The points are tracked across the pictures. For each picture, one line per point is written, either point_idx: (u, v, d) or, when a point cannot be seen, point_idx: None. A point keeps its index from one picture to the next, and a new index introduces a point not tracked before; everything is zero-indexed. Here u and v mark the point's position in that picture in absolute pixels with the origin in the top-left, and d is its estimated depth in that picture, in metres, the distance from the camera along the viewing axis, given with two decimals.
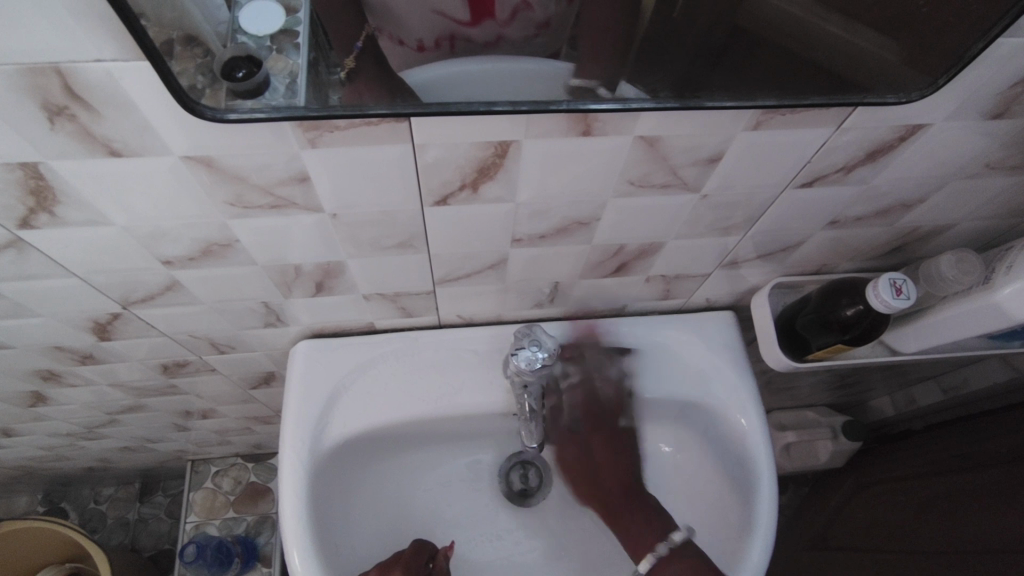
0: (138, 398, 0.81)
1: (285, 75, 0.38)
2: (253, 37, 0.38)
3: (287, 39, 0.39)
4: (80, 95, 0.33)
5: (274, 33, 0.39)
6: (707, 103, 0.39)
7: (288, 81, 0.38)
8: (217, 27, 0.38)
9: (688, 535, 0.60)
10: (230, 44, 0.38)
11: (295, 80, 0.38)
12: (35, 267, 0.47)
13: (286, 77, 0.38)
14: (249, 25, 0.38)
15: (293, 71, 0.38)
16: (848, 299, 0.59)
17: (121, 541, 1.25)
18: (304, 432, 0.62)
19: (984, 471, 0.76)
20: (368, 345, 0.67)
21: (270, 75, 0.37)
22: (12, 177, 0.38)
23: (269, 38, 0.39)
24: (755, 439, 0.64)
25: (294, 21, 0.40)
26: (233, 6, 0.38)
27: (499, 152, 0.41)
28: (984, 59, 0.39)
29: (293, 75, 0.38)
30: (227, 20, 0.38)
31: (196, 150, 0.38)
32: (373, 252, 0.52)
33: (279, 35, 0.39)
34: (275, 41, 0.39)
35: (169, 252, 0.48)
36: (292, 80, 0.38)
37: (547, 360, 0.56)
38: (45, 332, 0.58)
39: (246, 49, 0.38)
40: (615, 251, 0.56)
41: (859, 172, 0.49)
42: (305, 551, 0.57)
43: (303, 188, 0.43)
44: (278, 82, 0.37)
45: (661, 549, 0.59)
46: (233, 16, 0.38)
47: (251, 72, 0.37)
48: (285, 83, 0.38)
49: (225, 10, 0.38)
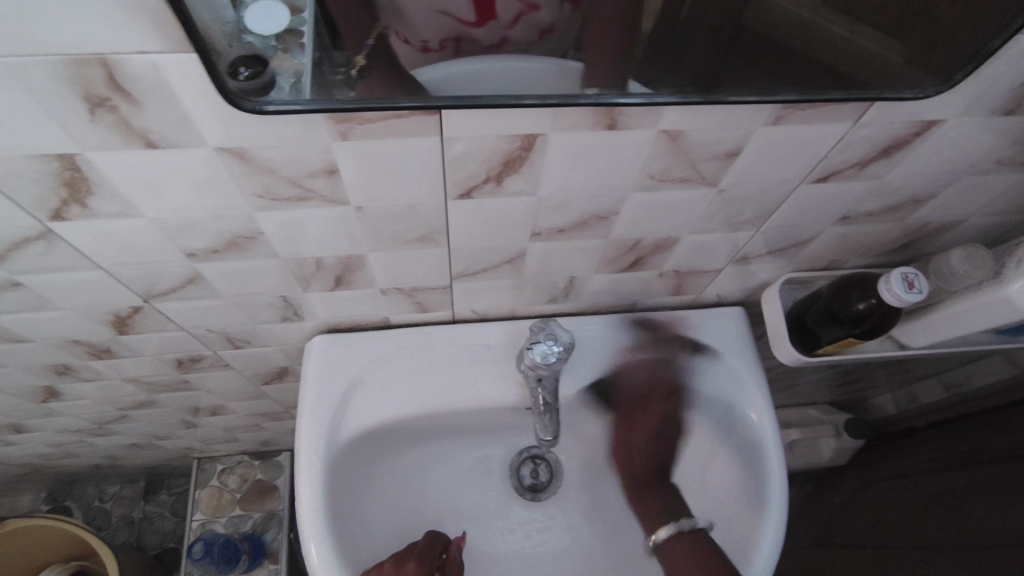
0: (150, 394, 0.81)
1: (291, 74, 0.38)
2: (259, 37, 0.39)
3: (292, 38, 0.40)
4: (121, 86, 0.34)
5: (279, 33, 0.40)
6: (730, 97, 0.40)
7: (293, 80, 0.38)
8: (224, 26, 0.36)
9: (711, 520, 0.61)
10: (236, 43, 0.37)
11: (301, 79, 0.38)
12: (62, 259, 0.48)
13: (291, 77, 0.38)
14: (256, 26, 0.38)
15: (299, 71, 0.39)
16: (859, 293, 0.60)
17: (126, 539, 1.25)
18: (320, 426, 0.62)
19: (989, 467, 0.76)
20: (383, 340, 0.68)
21: (276, 74, 0.38)
22: (49, 168, 0.38)
23: (274, 38, 0.39)
24: (765, 435, 0.65)
25: (299, 20, 0.40)
26: (237, 6, 0.38)
27: (524, 145, 0.42)
28: (998, 58, 0.40)
29: (299, 75, 0.38)
30: (234, 20, 0.37)
31: (230, 142, 0.39)
32: (393, 246, 0.52)
33: (284, 35, 0.40)
34: (281, 40, 0.40)
35: (193, 244, 0.48)
36: (297, 80, 0.38)
37: (563, 354, 0.57)
38: (64, 325, 0.59)
39: (254, 48, 0.38)
40: (631, 245, 0.57)
41: (874, 168, 0.50)
42: (323, 543, 0.58)
43: (330, 181, 0.43)
44: (284, 80, 0.38)
45: (686, 525, 0.60)
46: (238, 16, 0.38)
47: (258, 71, 0.37)
48: (290, 81, 0.38)
49: (231, 8, 0.37)
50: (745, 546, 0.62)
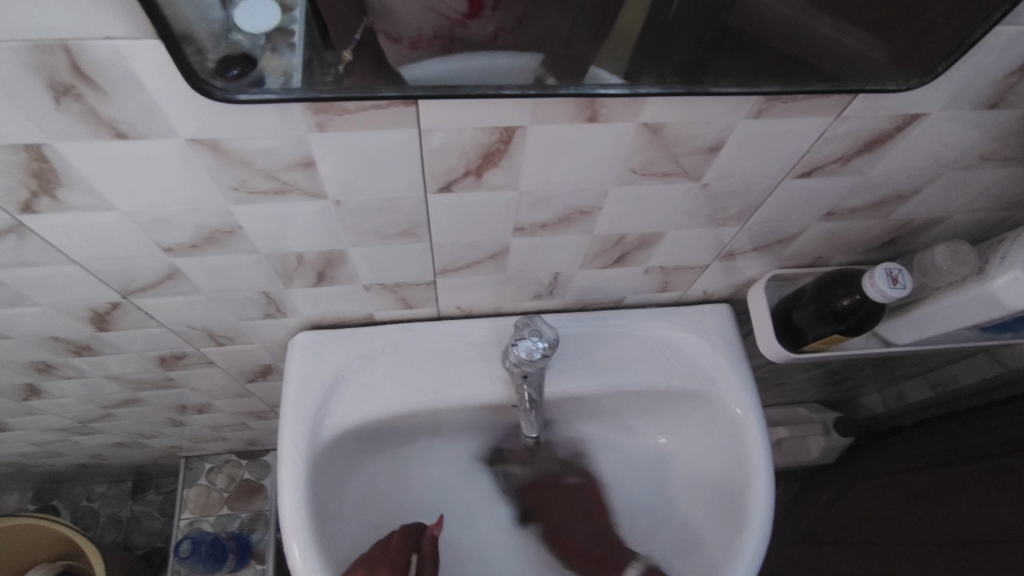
0: (134, 392, 0.80)
1: (280, 75, 0.37)
2: (247, 36, 0.37)
3: (282, 38, 0.38)
4: (86, 73, 0.33)
5: (269, 32, 0.38)
6: (713, 88, 0.40)
7: (282, 81, 0.36)
8: (210, 25, 0.36)
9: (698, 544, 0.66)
10: (223, 43, 0.36)
11: (290, 79, 0.37)
12: (35, 253, 0.47)
13: (280, 77, 0.37)
14: (246, 24, 0.37)
15: (288, 71, 0.37)
16: (843, 289, 0.60)
17: (113, 539, 1.24)
18: (302, 424, 0.61)
19: (975, 464, 0.76)
20: (367, 338, 0.67)
21: (263, 75, 0.36)
22: (16, 159, 0.38)
23: (263, 37, 0.38)
24: (750, 425, 0.65)
25: (288, 19, 0.38)
26: (226, 4, 0.37)
27: (504, 137, 0.42)
28: (981, 48, 0.40)
29: (288, 76, 0.37)
30: (221, 19, 0.37)
31: (204, 133, 0.38)
32: (375, 241, 0.52)
33: (274, 34, 0.38)
34: (270, 40, 0.38)
35: (170, 239, 0.48)
36: (286, 80, 0.36)
37: (548, 350, 0.57)
38: (42, 321, 0.58)
39: (240, 48, 0.37)
40: (616, 241, 0.57)
41: (858, 162, 0.50)
42: (306, 542, 0.57)
43: (307, 174, 0.43)
44: (272, 81, 0.36)
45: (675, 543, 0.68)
46: (226, 15, 0.37)
47: (245, 72, 0.36)
48: (278, 82, 0.36)
49: (218, 7, 0.36)
50: (731, 541, 0.62)
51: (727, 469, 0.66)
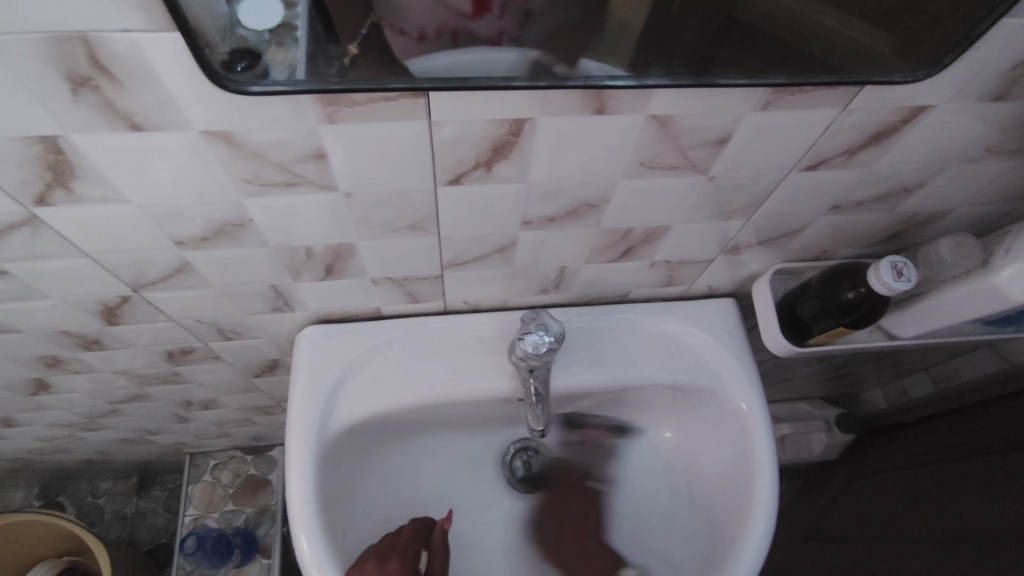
0: (141, 387, 0.81)
1: (284, 68, 0.37)
2: (253, 31, 0.38)
3: (287, 32, 0.39)
4: (103, 65, 0.33)
5: (273, 27, 0.38)
6: (721, 80, 0.40)
7: (288, 73, 0.37)
8: (216, 20, 0.36)
9: (702, 538, 0.67)
10: (229, 37, 0.37)
11: (295, 71, 0.37)
12: (48, 246, 0.47)
13: (286, 70, 0.37)
14: (249, 19, 0.38)
15: (292, 64, 0.37)
16: (849, 282, 0.61)
17: (118, 535, 1.24)
18: (310, 417, 0.62)
19: (978, 459, 0.76)
20: (374, 332, 0.68)
21: (269, 68, 0.37)
22: (32, 151, 0.38)
23: (268, 32, 0.38)
24: (755, 419, 0.65)
25: (293, 15, 0.39)
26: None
27: (513, 130, 0.42)
28: (986, 40, 0.40)
29: (292, 68, 0.37)
30: (227, 14, 0.37)
31: (216, 125, 0.38)
32: (385, 234, 0.52)
33: (278, 29, 0.39)
34: (275, 34, 0.38)
35: (181, 232, 0.48)
36: (291, 72, 0.37)
37: (554, 344, 0.57)
38: (53, 315, 0.58)
39: (246, 42, 0.37)
40: (622, 235, 0.57)
41: (864, 155, 0.50)
42: (314, 534, 0.57)
43: (319, 166, 0.43)
44: (277, 74, 0.37)
45: (679, 536, 0.68)
46: (232, 10, 0.38)
47: (251, 65, 0.37)
48: (284, 74, 0.37)
49: (224, 2, 0.37)
50: (736, 535, 0.63)
51: (732, 463, 0.67)
